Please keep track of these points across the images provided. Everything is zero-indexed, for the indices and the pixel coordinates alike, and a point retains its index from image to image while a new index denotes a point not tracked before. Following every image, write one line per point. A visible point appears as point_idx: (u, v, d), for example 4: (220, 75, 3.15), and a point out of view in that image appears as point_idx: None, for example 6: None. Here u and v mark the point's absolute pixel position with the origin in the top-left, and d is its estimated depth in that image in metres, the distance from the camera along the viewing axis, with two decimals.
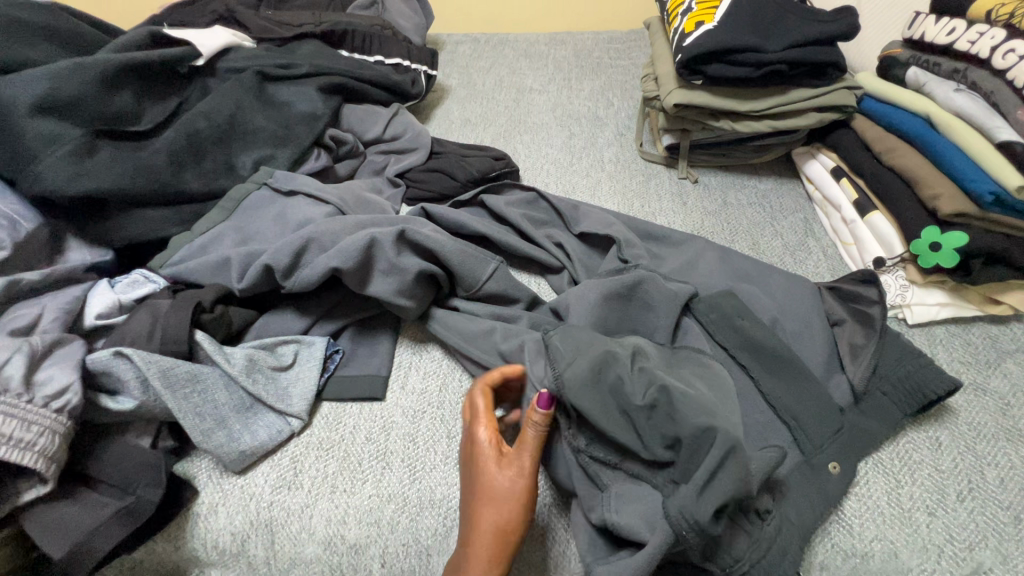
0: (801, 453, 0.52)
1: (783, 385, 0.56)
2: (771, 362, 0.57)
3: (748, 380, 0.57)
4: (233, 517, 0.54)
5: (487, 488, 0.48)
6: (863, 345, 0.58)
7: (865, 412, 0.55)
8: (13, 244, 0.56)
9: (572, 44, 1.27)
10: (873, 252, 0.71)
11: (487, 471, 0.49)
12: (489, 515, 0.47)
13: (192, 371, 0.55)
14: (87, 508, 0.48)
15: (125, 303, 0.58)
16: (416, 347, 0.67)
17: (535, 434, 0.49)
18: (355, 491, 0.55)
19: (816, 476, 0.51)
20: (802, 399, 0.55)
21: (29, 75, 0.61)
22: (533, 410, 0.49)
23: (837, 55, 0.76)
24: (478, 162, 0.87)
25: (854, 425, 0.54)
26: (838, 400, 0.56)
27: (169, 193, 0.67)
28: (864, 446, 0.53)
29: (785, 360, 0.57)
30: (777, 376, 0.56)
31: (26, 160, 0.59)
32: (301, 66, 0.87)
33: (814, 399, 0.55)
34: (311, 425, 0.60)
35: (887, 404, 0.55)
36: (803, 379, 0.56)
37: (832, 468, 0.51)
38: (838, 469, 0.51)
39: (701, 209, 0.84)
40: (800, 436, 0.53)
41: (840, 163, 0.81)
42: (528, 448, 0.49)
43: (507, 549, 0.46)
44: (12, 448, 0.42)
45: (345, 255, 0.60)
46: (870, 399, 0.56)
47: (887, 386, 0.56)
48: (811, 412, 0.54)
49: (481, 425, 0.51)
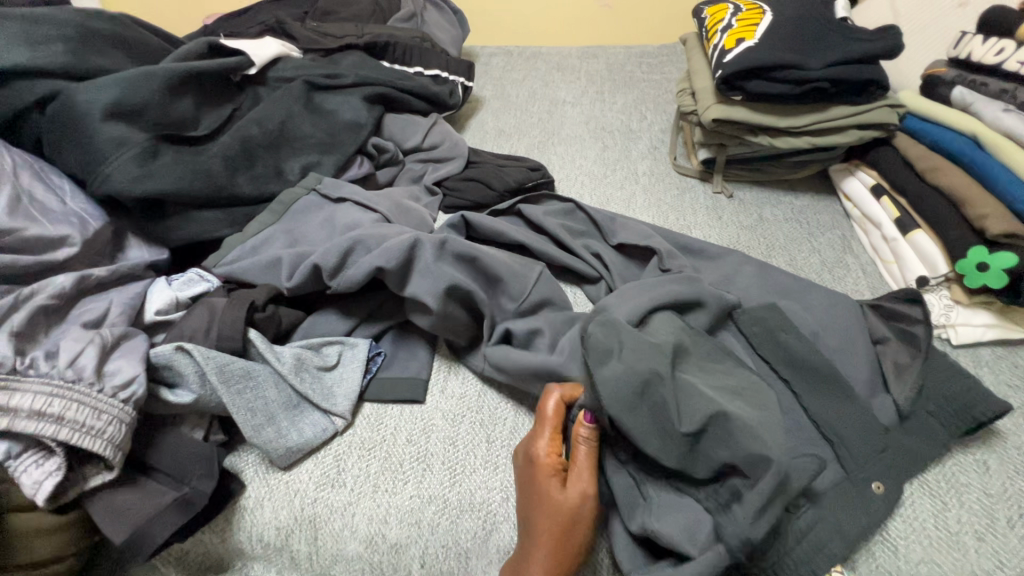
0: (842, 469, 0.52)
1: (827, 401, 0.56)
2: (813, 379, 0.57)
3: (791, 396, 0.57)
4: (279, 511, 0.56)
5: (548, 498, 0.49)
6: (908, 363, 0.58)
7: (911, 432, 0.55)
8: (82, 241, 0.58)
9: (605, 57, 1.29)
10: (915, 270, 0.71)
11: (548, 484, 0.50)
12: (545, 522, 0.48)
13: (246, 367, 0.57)
14: (146, 496, 0.50)
15: (182, 301, 0.60)
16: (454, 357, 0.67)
17: (585, 451, 0.52)
18: (396, 491, 0.56)
19: (860, 493, 0.50)
20: (847, 417, 0.55)
21: (102, 80, 0.64)
22: (580, 424, 0.52)
23: (879, 74, 0.76)
24: (515, 173, 0.88)
25: (901, 444, 0.54)
26: (883, 419, 0.56)
27: (223, 196, 0.70)
28: (910, 466, 0.52)
29: (827, 378, 0.57)
30: (820, 392, 0.56)
31: (96, 161, 0.62)
32: (347, 76, 0.89)
33: (860, 418, 0.55)
34: (354, 424, 0.62)
35: (933, 425, 0.55)
36: (848, 397, 0.56)
37: (876, 487, 0.50)
38: (882, 490, 0.51)
39: (737, 224, 0.85)
40: (843, 453, 0.53)
41: (880, 181, 0.81)
42: (583, 463, 0.51)
43: (561, 555, 0.48)
44: (84, 435, 0.44)
45: (389, 256, 0.62)
46: (915, 419, 0.55)
47: (932, 406, 0.56)
48: (856, 430, 0.54)
49: (542, 434, 0.53)
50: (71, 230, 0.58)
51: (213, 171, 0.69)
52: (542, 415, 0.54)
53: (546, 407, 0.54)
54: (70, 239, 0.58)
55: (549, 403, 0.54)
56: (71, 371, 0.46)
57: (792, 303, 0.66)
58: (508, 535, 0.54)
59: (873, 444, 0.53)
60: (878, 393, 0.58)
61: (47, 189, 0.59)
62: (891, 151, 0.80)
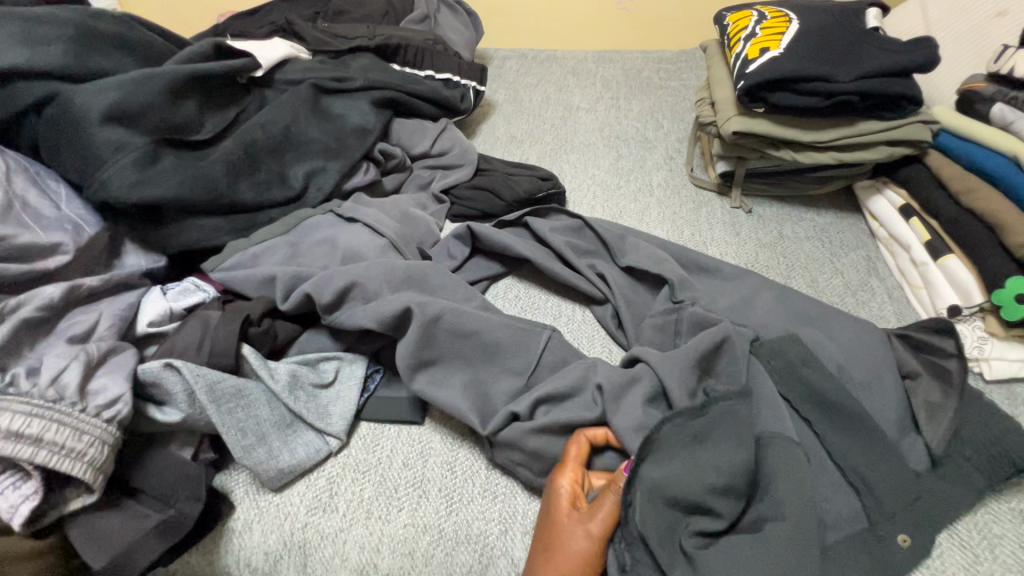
0: (866, 521, 0.49)
1: (852, 443, 0.53)
2: (838, 418, 0.54)
3: (812, 436, 0.54)
4: (268, 535, 0.53)
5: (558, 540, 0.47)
6: (941, 403, 0.55)
7: (944, 478, 0.51)
8: (75, 248, 0.57)
9: (622, 63, 1.25)
10: (947, 298, 0.67)
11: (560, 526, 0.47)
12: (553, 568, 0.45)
13: (237, 386, 0.55)
14: (129, 519, 0.48)
15: (176, 312, 0.58)
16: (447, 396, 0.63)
17: (611, 501, 0.47)
18: (390, 519, 0.53)
19: (881, 548, 0.47)
20: (872, 460, 0.52)
21: (103, 82, 0.62)
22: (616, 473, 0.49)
23: (913, 89, 0.72)
24: (525, 182, 0.85)
25: (931, 491, 0.50)
26: (913, 464, 0.53)
27: (223, 203, 0.68)
28: (938, 516, 0.49)
29: (846, 416, 0.54)
30: (843, 431, 0.53)
31: (93, 166, 0.60)
32: (356, 80, 0.87)
33: (889, 461, 0.51)
34: (349, 445, 0.59)
35: (970, 471, 0.51)
36: (875, 439, 0.52)
37: (901, 541, 0.48)
38: (909, 544, 0.48)
39: (755, 241, 0.81)
40: (868, 501, 0.50)
41: (910, 201, 0.77)
42: (603, 509, 0.47)
43: None
44: (64, 457, 0.43)
45: (388, 306, 0.59)
46: (951, 465, 0.52)
47: (969, 452, 0.52)
48: (883, 476, 0.50)
49: (564, 474, 0.50)
50: (65, 237, 0.56)
51: (214, 177, 0.67)
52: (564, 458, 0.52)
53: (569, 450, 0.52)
54: (63, 247, 0.56)
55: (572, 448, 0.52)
56: (52, 391, 0.45)
57: (815, 332, 0.63)
58: (505, 570, 0.51)
59: (905, 492, 0.50)
60: (907, 435, 0.55)
61: (42, 195, 0.58)
62: (923, 169, 0.77)
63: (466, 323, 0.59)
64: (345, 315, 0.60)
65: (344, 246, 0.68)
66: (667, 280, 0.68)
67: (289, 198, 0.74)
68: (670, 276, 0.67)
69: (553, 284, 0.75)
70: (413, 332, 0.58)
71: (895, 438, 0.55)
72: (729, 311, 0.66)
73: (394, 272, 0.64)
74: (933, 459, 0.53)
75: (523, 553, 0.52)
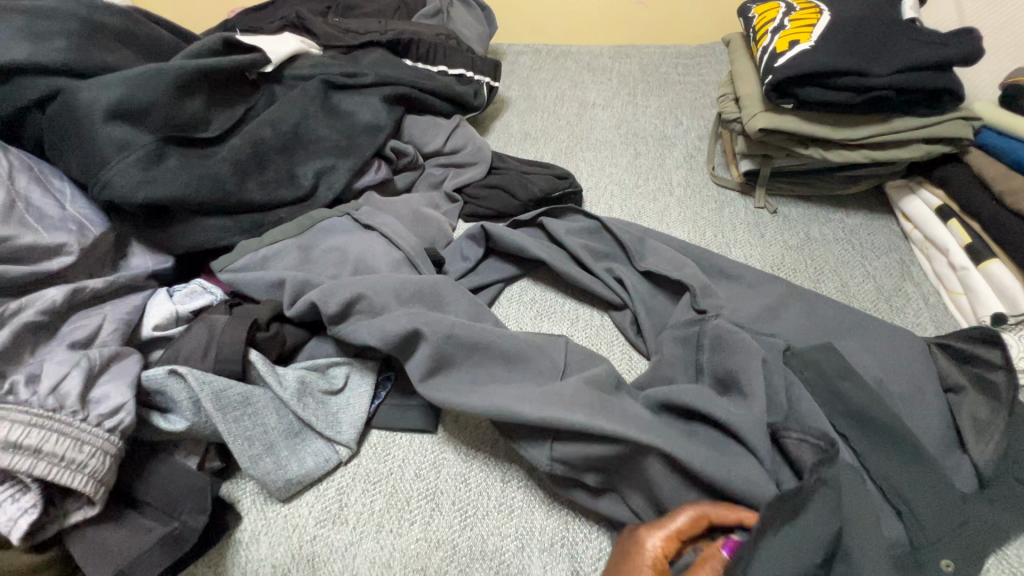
0: (908, 543, 0.46)
1: (894, 463, 0.49)
2: (878, 436, 0.51)
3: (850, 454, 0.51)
4: (275, 547, 0.51)
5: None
6: (988, 421, 0.51)
7: (992, 501, 0.48)
8: (80, 249, 0.55)
9: (639, 58, 1.22)
10: (989, 306, 0.63)
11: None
12: None
13: (245, 393, 0.53)
14: (131, 532, 0.46)
15: (182, 315, 0.56)
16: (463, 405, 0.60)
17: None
18: (402, 533, 0.51)
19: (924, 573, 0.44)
20: (915, 481, 0.48)
21: (108, 78, 0.60)
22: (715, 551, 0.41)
23: (953, 82, 0.68)
24: (541, 181, 0.82)
25: (979, 515, 0.47)
26: (960, 485, 0.50)
27: (231, 202, 0.66)
28: (989, 542, 0.46)
29: (889, 431, 0.51)
30: (883, 450, 0.50)
31: (99, 164, 0.58)
32: (367, 75, 0.85)
33: (934, 483, 0.48)
34: (359, 454, 0.57)
35: (1021, 494, 0.49)
36: (919, 458, 0.49)
37: (945, 567, 0.44)
38: (953, 569, 0.44)
39: (781, 243, 0.77)
40: (911, 522, 0.47)
41: (947, 203, 0.73)
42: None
43: None
44: (64, 470, 0.41)
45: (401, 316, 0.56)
46: (998, 486, 0.49)
47: (1021, 474, 0.50)
48: (928, 499, 0.47)
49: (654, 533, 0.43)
50: (69, 238, 0.54)
51: (222, 176, 0.65)
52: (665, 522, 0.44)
53: (678, 516, 0.44)
54: (67, 247, 0.54)
55: (680, 515, 0.44)
56: (52, 400, 0.43)
57: (848, 341, 0.60)
58: None
59: (944, 514, 0.47)
60: (952, 452, 0.52)
61: (46, 194, 0.56)
62: (962, 168, 0.73)
63: (482, 329, 0.57)
64: (352, 327, 0.58)
65: (356, 247, 0.66)
66: (690, 284, 0.65)
67: (299, 197, 0.72)
68: (691, 282, 0.64)
69: (569, 288, 0.72)
70: (424, 345, 0.55)
71: (939, 457, 0.52)
72: (756, 318, 0.63)
73: (405, 280, 0.61)
74: (980, 480, 0.49)
75: (541, 572, 0.49)
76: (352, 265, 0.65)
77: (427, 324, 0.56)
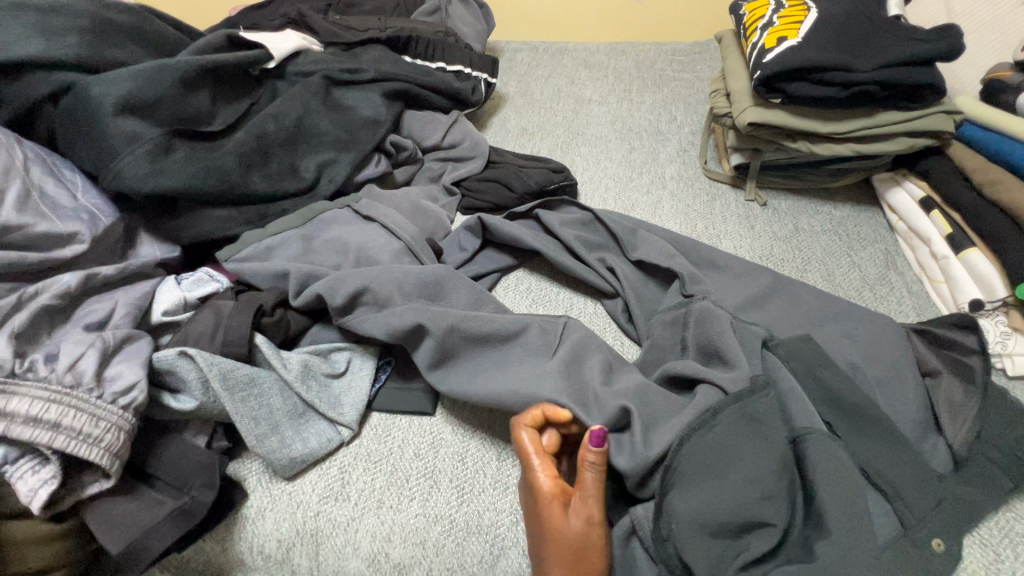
0: (901, 525, 0.47)
1: (874, 446, 0.51)
2: (860, 422, 0.53)
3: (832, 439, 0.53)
4: (280, 523, 0.53)
5: (552, 530, 0.46)
6: (963, 403, 0.54)
7: (970, 480, 0.51)
8: (92, 237, 0.57)
9: (634, 54, 1.24)
10: (968, 293, 0.65)
11: (550, 517, 0.47)
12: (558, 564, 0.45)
13: (251, 374, 0.55)
14: (145, 505, 0.49)
15: (190, 301, 0.59)
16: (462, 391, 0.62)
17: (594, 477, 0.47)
18: (401, 508, 0.54)
19: (918, 554, 0.45)
20: (895, 463, 0.50)
21: (117, 73, 0.63)
22: (585, 449, 0.47)
23: (935, 78, 0.70)
24: (537, 174, 0.85)
25: (958, 494, 0.49)
26: (936, 466, 0.52)
27: (236, 193, 0.68)
28: (967, 520, 0.48)
29: (869, 414, 0.53)
30: (863, 433, 0.52)
31: (109, 156, 0.61)
32: (367, 71, 0.87)
33: (911, 465, 0.50)
34: (360, 435, 0.59)
35: (995, 473, 0.50)
36: (896, 441, 0.51)
37: (935, 546, 0.46)
38: (945, 548, 0.46)
39: (770, 234, 0.80)
40: (897, 502, 0.48)
41: (930, 194, 0.75)
42: (589, 488, 0.47)
43: None
44: (81, 442, 0.44)
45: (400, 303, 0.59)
46: (974, 467, 0.51)
47: (995, 453, 0.51)
48: (910, 479, 0.49)
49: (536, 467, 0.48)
50: (81, 226, 0.57)
51: (227, 168, 0.67)
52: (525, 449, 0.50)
53: (520, 434, 0.50)
54: (80, 236, 0.57)
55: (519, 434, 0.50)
56: (70, 376, 0.46)
57: (830, 329, 0.62)
58: (516, 561, 0.51)
59: (929, 493, 0.49)
60: (930, 434, 0.54)
61: (58, 184, 0.59)
62: (944, 160, 0.75)
63: (480, 317, 0.60)
64: (359, 317, 0.60)
65: (357, 238, 0.68)
66: (680, 272, 0.67)
67: (301, 189, 0.74)
68: (680, 271, 0.67)
69: (563, 278, 0.74)
70: (427, 331, 0.58)
71: (918, 440, 0.54)
72: (743, 308, 0.65)
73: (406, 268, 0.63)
74: (955, 461, 0.52)
75: None
76: (354, 256, 0.67)
77: (428, 309, 0.59)
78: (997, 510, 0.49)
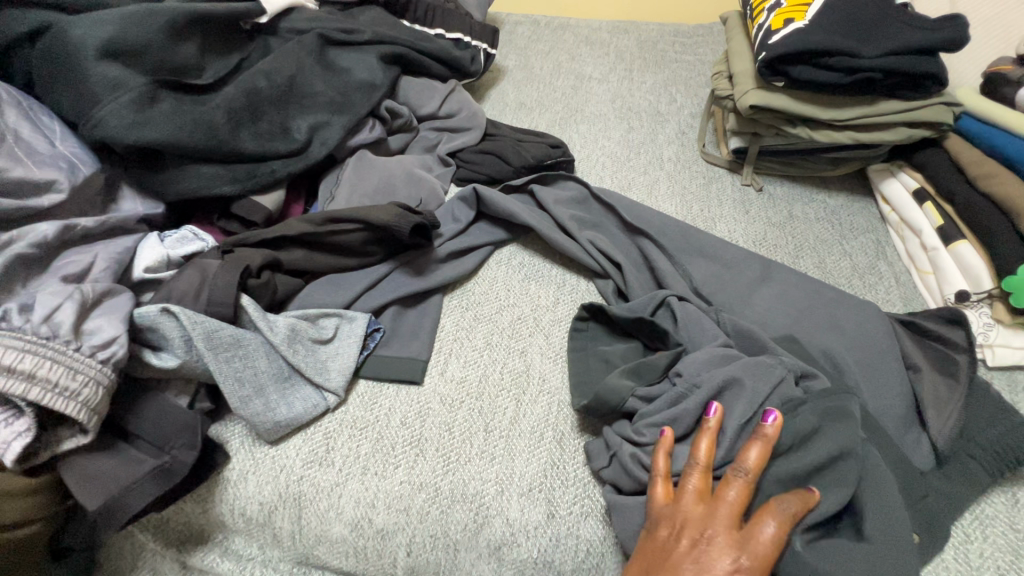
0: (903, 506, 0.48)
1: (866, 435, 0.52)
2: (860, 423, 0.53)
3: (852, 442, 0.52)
4: (263, 486, 0.53)
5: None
6: (948, 398, 0.55)
7: (947, 476, 0.51)
8: (70, 187, 0.55)
9: (637, 34, 1.22)
10: (954, 284, 0.66)
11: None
12: None
13: (236, 335, 0.54)
14: (123, 463, 0.48)
15: (173, 259, 0.57)
16: (509, 388, 0.60)
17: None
18: (386, 475, 0.53)
19: None
20: None
21: (100, 15, 0.60)
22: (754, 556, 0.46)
23: (938, 67, 0.70)
24: (534, 148, 0.83)
25: (934, 491, 0.50)
26: (917, 463, 0.53)
27: (224, 150, 0.65)
28: (941, 514, 0.49)
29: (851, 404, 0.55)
30: None
31: (90, 103, 0.58)
32: (365, 33, 0.84)
33: (890, 459, 0.52)
34: (347, 402, 0.58)
35: (973, 469, 0.52)
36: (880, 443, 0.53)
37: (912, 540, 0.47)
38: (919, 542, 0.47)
39: (765, 219, 0.80)
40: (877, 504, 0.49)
41: (924, 185, 0.76)
42: None
43: None
44: (56, 396, 0.43)
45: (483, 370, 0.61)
46: (954, 463, 0.52)
47: (974, 452, 0.52)
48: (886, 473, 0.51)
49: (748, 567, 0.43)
50: (59, 174, 0.55)
51: (214, 123, 0.64)
52: (755, 534, 0.43)
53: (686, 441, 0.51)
54: (58, 185, 0.54)
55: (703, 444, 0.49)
56: (46, 327, 0.45)
57: (819, 318, 0.63)
58: (500, 530, 0.51)
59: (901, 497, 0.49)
60: (912, 430, 0.55)
61: (35, 130, 0.56)
62: (940, 153, 0.76)
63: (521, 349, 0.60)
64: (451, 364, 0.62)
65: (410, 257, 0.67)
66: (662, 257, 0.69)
67: (293, 150, 0.71)
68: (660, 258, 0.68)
69: (555, 256, 0.73)
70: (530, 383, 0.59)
71: (899, 435, 0.55)
72: (729, 297, 0.66)
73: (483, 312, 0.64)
74: (936, 451, 0.53)
75: (518, 514, 0.52)
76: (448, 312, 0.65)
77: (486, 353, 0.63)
78: (974, 500, 0.50)
